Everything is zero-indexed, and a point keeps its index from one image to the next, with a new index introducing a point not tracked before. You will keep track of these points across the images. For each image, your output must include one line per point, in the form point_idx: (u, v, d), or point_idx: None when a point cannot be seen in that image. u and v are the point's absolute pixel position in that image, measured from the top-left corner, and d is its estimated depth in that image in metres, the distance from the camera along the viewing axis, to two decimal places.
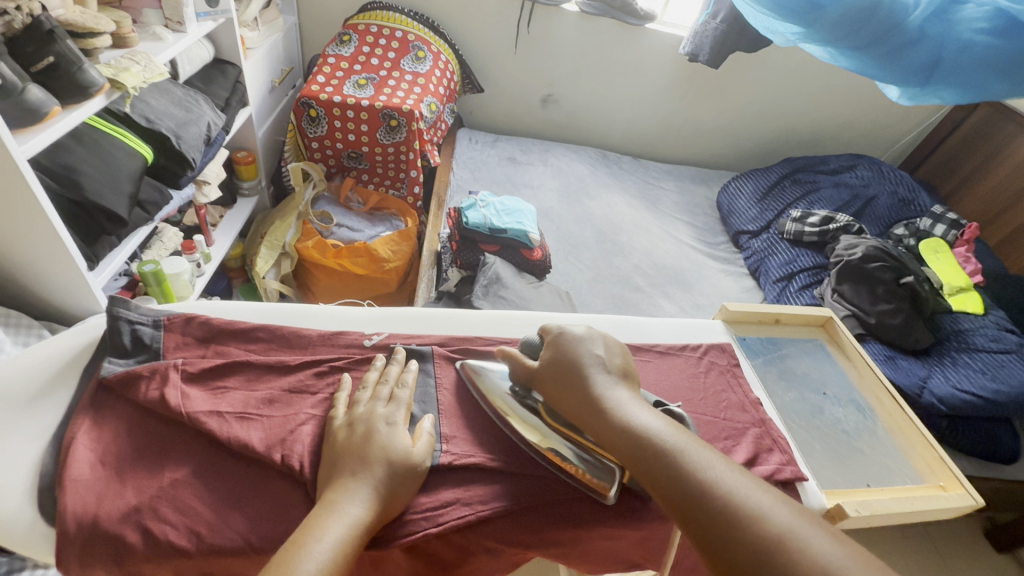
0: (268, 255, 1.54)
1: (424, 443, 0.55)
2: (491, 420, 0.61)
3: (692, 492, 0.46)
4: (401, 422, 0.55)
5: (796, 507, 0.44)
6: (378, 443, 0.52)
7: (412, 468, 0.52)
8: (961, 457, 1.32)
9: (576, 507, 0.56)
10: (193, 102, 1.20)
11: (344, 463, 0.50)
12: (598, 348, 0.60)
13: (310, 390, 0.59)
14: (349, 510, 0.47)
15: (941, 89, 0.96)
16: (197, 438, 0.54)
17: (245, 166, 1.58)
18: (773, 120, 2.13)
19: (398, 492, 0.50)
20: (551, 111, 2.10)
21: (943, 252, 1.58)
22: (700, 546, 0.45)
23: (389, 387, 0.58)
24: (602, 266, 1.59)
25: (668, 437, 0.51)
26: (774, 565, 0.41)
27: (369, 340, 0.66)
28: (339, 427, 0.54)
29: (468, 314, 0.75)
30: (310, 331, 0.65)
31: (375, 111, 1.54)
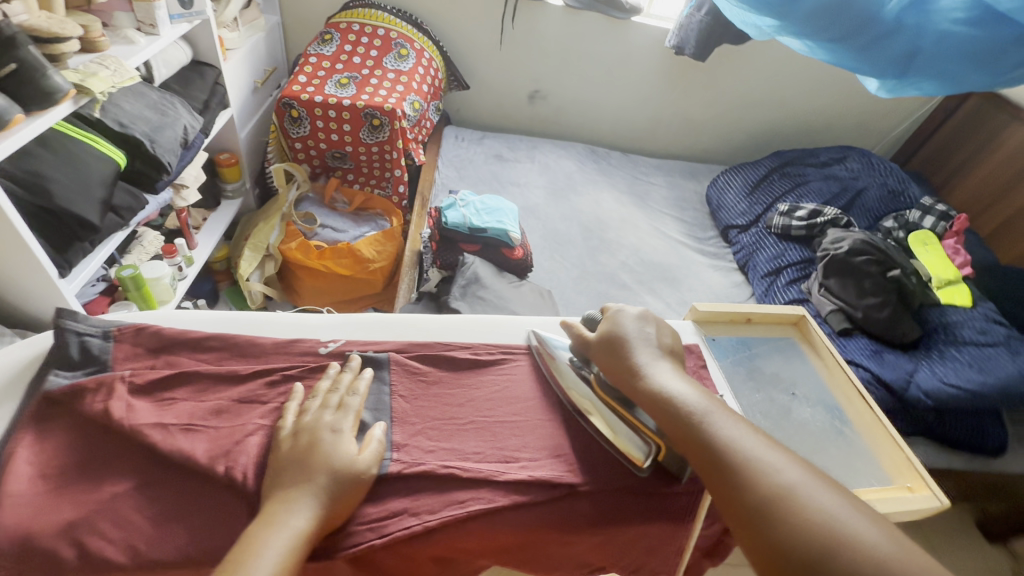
0: (251, 256, 1.55)
1: (371, 453, 0.54)
2: (549, 387, 0.67)
3: (716, 451, 0.52)
4: (348, 429, 0.55)
5: (807, 468, 0.49)
6: (322, 453, 0.52)
7: (357, 477, 0.52)
8: (949, 451, 1.31)
9: (529, 513, 0.55)
10: (169, 105, 1.19)
11: (290, 472, 0.50)
12: (649, 327, 0.66)
13: (261, 400, 0.58)
14: (293, 522, 0.47)
15: (921, 81, 0.94)
16: (142, 451, 0.54)
17: (227, 168, 1.57)
18: (763, 112, 2.10)
19: (343, 503, 0.50)
20: (538, 106, 2.08)
21: (932, 245, 1.56)
22: (719, 497, 0.50)
23: (339, 395, 0.58)
24: (588, 263, 1.58)
25: (702, 404, 0.55)
26: (782, 514, 0.46)
27: (324, 348, 0.65)
28: (284, 436, 0.53)
29: (430, 319, 0.74)
30: (265, 339, 0.65)
31: (356, 110, 1.53)
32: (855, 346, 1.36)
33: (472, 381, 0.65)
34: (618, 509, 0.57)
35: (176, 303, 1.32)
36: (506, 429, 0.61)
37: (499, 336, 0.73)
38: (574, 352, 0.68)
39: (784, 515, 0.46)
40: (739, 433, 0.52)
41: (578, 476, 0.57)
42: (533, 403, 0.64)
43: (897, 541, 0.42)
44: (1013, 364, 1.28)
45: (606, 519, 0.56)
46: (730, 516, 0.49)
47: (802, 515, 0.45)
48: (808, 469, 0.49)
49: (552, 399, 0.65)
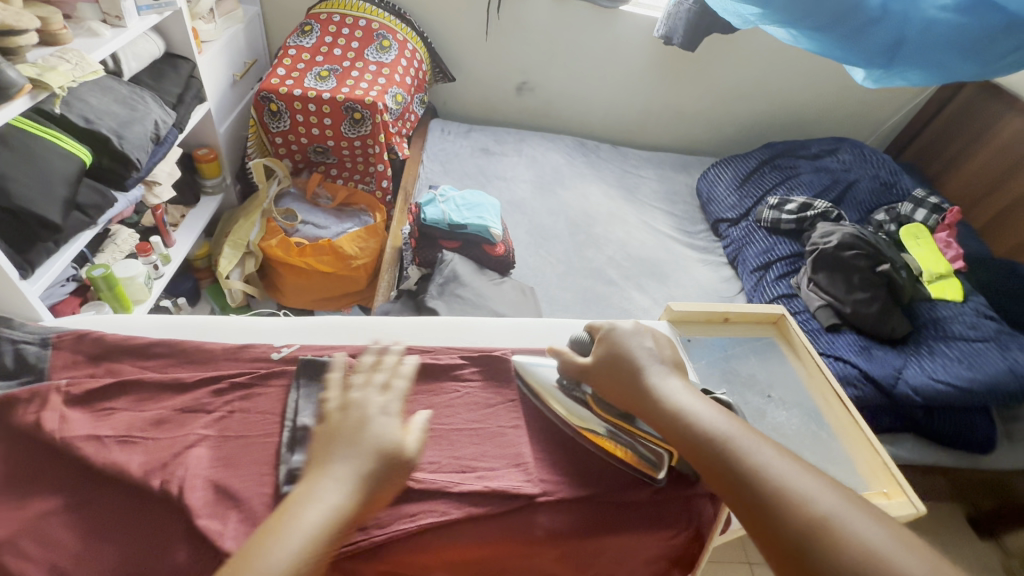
0: (231, 254, 1.52)
1: (415, 440, 0.53)
2: (540, 412, 0.63)
3: (743, 478, 0.50)
4: (396, 413, 0.54)
5: (841, 492, 0.48)
6: (368, 433, 0.51)
7: (400, 461, 0.51)
8: (936, 448, 1.29)
9: (484, 528, 0.53)
10: (139, 99, 1.16)
11: (335, 448, 0.49)
12: (647, 342, 0.63)
13: (206, 408, 0.56)
14: (331, 500, 0.46)
15: (907, 70, 0.91)
16: (74, 466, 0.52)
17: (207, 163, 1.54)
18: (755, 103, 2.07)
19: (382, 488, 0.49)
20: (526, 99, 2.05)
21: (925, 238, 1.53)
22: (751, 525, 0.49)
23: (385, 375, 0.57)
24: (574, 259, 1.56)
25: (723, 427, 0.54)
26: (821, 545, 0.44)
27: (277, 353, 0.62)
28: (331, 411, 0.53)
29: (392, 322, 0.72)
30: (214, 344, 0.63)
31: (337, 103, 1.50)
32: (843, 342, 1.34)
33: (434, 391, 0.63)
34: (577, 523, 0.54)
35: (152, 302, 1.30)
36: (464, 437, 0.59)
37: (465, 339, 0.71)
38: (563, 377, 0.63)
39: (823, 544, 0.44)
40: (767, 457, 0.51)
41: (537, 485, 0.55)
42: (494, 410, 0.62)
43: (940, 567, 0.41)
44: (1003, 360, 1.26)
45: (565, 532, 0.54)
46: (764, 545, 0.48)
47: (842, 545, 0.43)
48: (842, 493, 0.48)
49: (516, 405, 0.63)
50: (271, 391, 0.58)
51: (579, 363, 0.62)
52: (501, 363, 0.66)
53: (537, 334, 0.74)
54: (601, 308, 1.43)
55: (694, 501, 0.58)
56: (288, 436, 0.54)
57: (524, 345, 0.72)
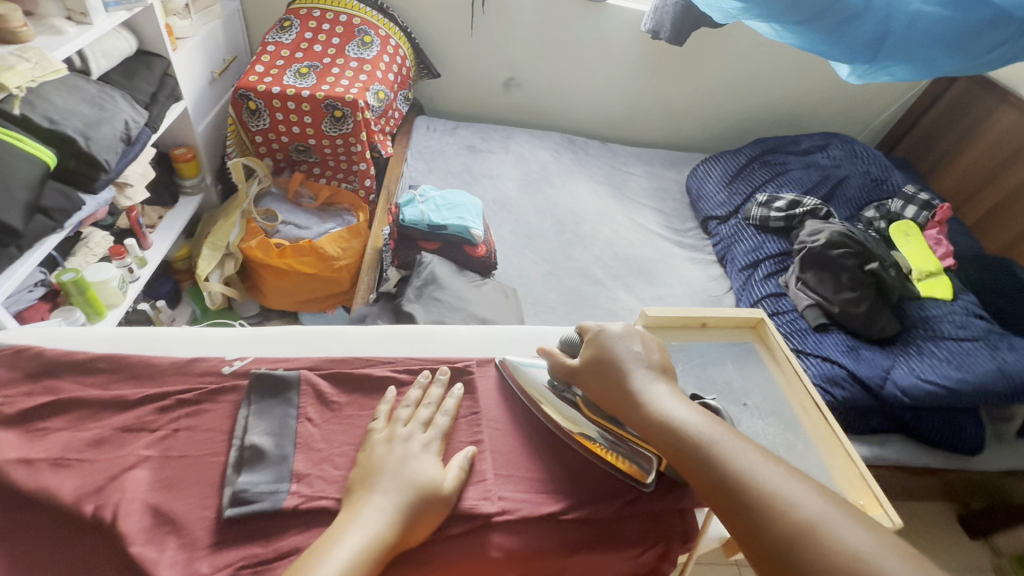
0: (210, 255, 1.50)
1: (454, 477, 0.53)
2: (530, 411, 0.63)
3: (727, 485, 0.48)
4: (436, 452, 0.55)
5: (829, 498, 0.45)
6: (409, 467, 0.51)
7: (436, 499, 0.50)
8: (926, 449, 1.27)
9: (441, 552, 0.50)
10: (108, 99, 1.13)
11: (378, 478, 0.50)
12: (636, 344, 0.61)
13: (148, 427, 0.54)
14: (372, 527, 0.46)
15: (891, 65, 0.88)
16: (4, 491, 0.50)
17: (185, 163, 1.51)
18: (745, 98, 2.04)
19: (420, 524, 0.49)
20: (514, 95, 2.01)
21: (913, 235, 1.52)
22: (736, 533, 0.47)
23: (430, 411, 0.58)
24: (560, 258, 1.53)
25: (709, 432, 0.51)
26: (807, 553, 0.42)
27: (229, 366, 0.60)
28: (376, 442, 0.53)
29: (353, 331, 0.69)
30: (161, 359, 0.61)
31: (317, 101, 1.47)
32: (831, 342, 1.32)
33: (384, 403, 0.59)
34: (533, 545, 0.52)
35: (127, 306, 1.28)
36: None
37: (430, 349, 0.68)
38: (555, 378, 0.63)
39: (809, 552, 0.42)
40: (752, 462, 0.48)
41: (495, 504, 0.53)
42: (455, 423, 0.60)
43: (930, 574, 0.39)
44: (991, 359, 1.24)
45: (522, 554, 0.51)
46: (751, 556, 0.46)
47: (828, 554, 0.41)
48: (829, 498, 0.46)
49: (479, 418, 0.60)
50: (219, 407, 0.57)
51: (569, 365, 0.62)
52: (465, 375, 0.64)
53: (508, 342, 0.72)
54: (587, 308, 1.41)
55: (660, 518, 0.56)
56: (236, 456, 0.52)
57: (492, 355, 0.70)
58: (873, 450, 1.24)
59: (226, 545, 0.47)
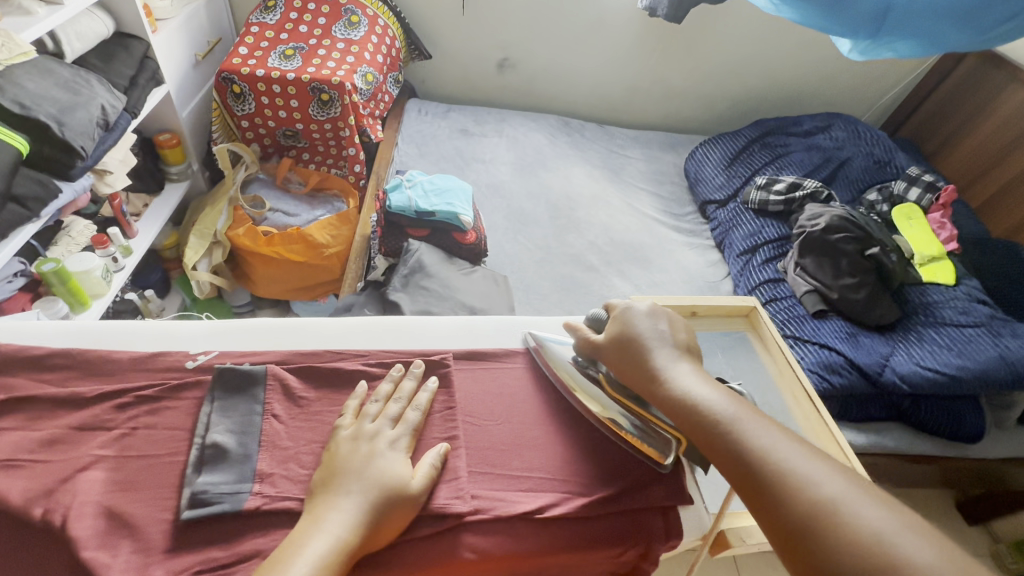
0: (198, 244, 1.47)
1: (423, 476, 0.51)
2: (543, 388, 0.64)
3: (748, 464, 0.49)
4: (404, 449, 0.53)
5: (849, 478, 0.46)
6: (375, 467, 0.50)
7: (403, 498, 0.49)
8: (925, 437, 1.25)
9: (410, 555, 0.49)
10: (83, 83, 1.10)
11: (343, 479, 0.49)
12: (661, 324, 0.61)
13: (105, 426, 0.53)
14: (336, 532, 0.45)
15: (896, 40, 0.83)
16: None
17: (169, 149, 1.47)
18: (747, 77, 1.98)
19: (386, 525, 0.48)
20: (508, 76, 1.96)
21: (917, 219, 1.48)
22: (756, 511, 0.48)
23: (400, 406, 0.57)
24: (553, 244, 1.50)
25: (731, 412, 0.52)
26: (825, 532, 0.43)
27: (193, 361, 0.59)
28: (342, 440, 0.52)
29: (326, 323, 0.67)
30: (122, 354, 0.59)
31: (303, 84, 1.42)
32: (829, 329, 1.29)
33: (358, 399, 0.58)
34: (508, 547, 0.50)
35: (112, 296, 1.26)
36: None
37: (406, 341, 0.66)
38: (581, 354, 0.64)
39: (828, 532, 0.43)
40: (773, 442, 0.49)
41: (468, 503, 0.52)
42: (429, 419, 0.58)
43: (948, 555, 0.40)
44: (993, 346, 1.21)
45: (495, 554, 0.50)
46: (769, 533, 0.47)
47: (844, 532, 0.42)
48: (850, 480, 0.46)
49: (453, 412, 0.58)
50: (181, 405, 0.55)
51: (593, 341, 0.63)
52: (441, 369, 0.62)
53: (488, 334, 0.70)
54: (580, 295, 1.38)
55: (644, 515, 0.55)
56: (196, 455, 0.51)
57: (471, 346, 0.67)
58: (870, 438, 1.21)
59: (184, 548, 0.47)
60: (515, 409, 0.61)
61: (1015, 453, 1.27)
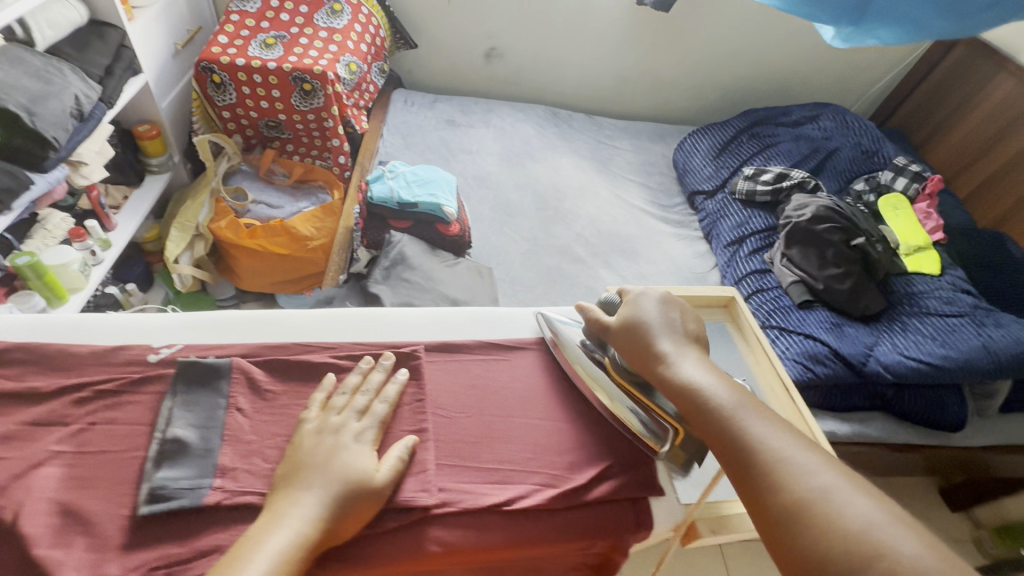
0: (178, 237, 1.45)
1: (389, 469, 0.51)
2: (514, 379, 0.63)
3: (742, 452, 0.49)
4: (370, 442, 0.53)
5: (842, 472, 0.46)
6: (339, 460, 0.50)
7: (366, 492, 0.49)
8: (908, 426, 1.25)
9: (374, 550, 0.49)
10: (55, 72, 1.07)
11: (305, 473, 0.49)
12: (672, 312, 0.62)
13: (63, 421, 0.52)
14: (297, 526, 0.45)
15: (878, 27, 0.82)
16: None
17: (149, 141, 1.45)
18: (737, 67, 1.97)
19: (349, 519, 0.47)
20: (495, 66, 1.93)
21: (902, 209, 1.49)
22: (746, 498, 0.48)
23: (367, 398, 0.56)
24: (540, 236, 1.49)
25: (730, 400, 0.52)
26: (812, 522, 0.43)
27: (155, 354, 0.58)
28: (306, 434, 0.52)
29: (296, 314, 0.67)
30: (82, 347, 0.58)
31: (284, 74, 1.40)
32: (814, 319, 1.29)
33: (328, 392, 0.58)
34: (474, 540, 0.51)
35: (91, 290, 1.25)
36: None
37: (377, 332, 0.66)
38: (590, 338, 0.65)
39: (815, 523, 0.43)
40: (770, 434, 0.49)
41: (434, 495, 0.52)
42: (398, 412, 0.57)
43: (936, 550, 0.39)
44: (977, 336, 1.21)
45: (460, 547, 0.50)
46: (757, 521, 0.47)
47: (830, 522, 0.42)
48: (843, 473, 0.46)
49: (423, 405, 0.58)
50: (142, 399, 0.55)
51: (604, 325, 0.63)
52: (412, 361, 0.62)
53: (460, 325, 0.68)
54: (565, 287, 1.37)
55: (614, 505, 0.56)
56: (156, 449, 0.51)
57: (444, 339, 0.67)
58: (853, 427, 1.21)
59: (142, 545, 0.46)
60: (489, 402, 0.60)
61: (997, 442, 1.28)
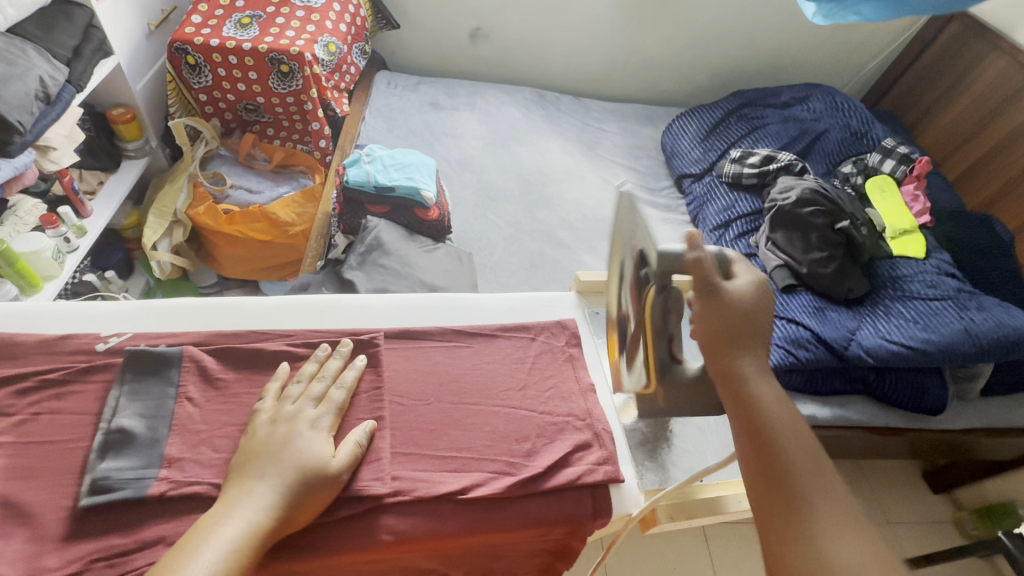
0: (156, 223, 1.42)
1: (345, 455, 0.53)
2: (471, 368, 0.64)
3: (779, 484, 0.49)
4: (326, 428, 0.54)
5: (876, 553, 0.44)
6: (292, 448, 0.51)
7: (323, 478, 0.50)
8: (889, 410, 1.25)
9: (325, 539, 0.50)
10: (18, 53, 1.04)
11: (259, 462, 0.50)
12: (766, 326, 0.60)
13: (5, 412, 0.54)
14: (248, 516, 0.47)
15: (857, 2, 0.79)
16: None
17: (123, 124, 1.42)
18: (729, 47, 1.93)
19: (304, 506, 0.49)
20: (481, 47, 1.89)
21: (889, 190, 1.48)
22: (762, 525, 0.49)
23: (323, 385, 0.57)
24: (524, 220, 1.47)
25: (788, 433, 0.52)
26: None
27: (103, 344, 0.60)
28: (261, 424, 0.53)
29: (254, 301, 0.67)
30: (28, 337, 0.59)
31: (260, 55, 1.36)
32: (797, 303, 1.28)
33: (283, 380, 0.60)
34: (422, 527, 0.52)
35: (66, 278, 1.23)
36: None
37: (334, 319, 0.67)
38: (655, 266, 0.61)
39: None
40: (816, 479, 0.49)
41: (387, 484, 0.53)
42: (354, 400, 0.59)
43: None
44: (958, 320, 1.21)
45: (413, 535, 0.52)
46: (765, 547, 0.48)
47: None
48: (875, 553, 0.44)
49: (381, 393, 0.60)
50: (88, 388, 0.56)
51: (703, 278, 0.60)
52: (370, 348, 0.63)
53: (427, 312, 0.70)
54: (548, 273, 1.36)
55: (573, 493, 0.57)
56: (101, 439, 0.52)
57: (407, 325, 0.68)
58: (835, 411, 1.21)
59: (83, 536, 0.48)
60: (447, 390, 0.62)
61: (978, 424, 1.27)
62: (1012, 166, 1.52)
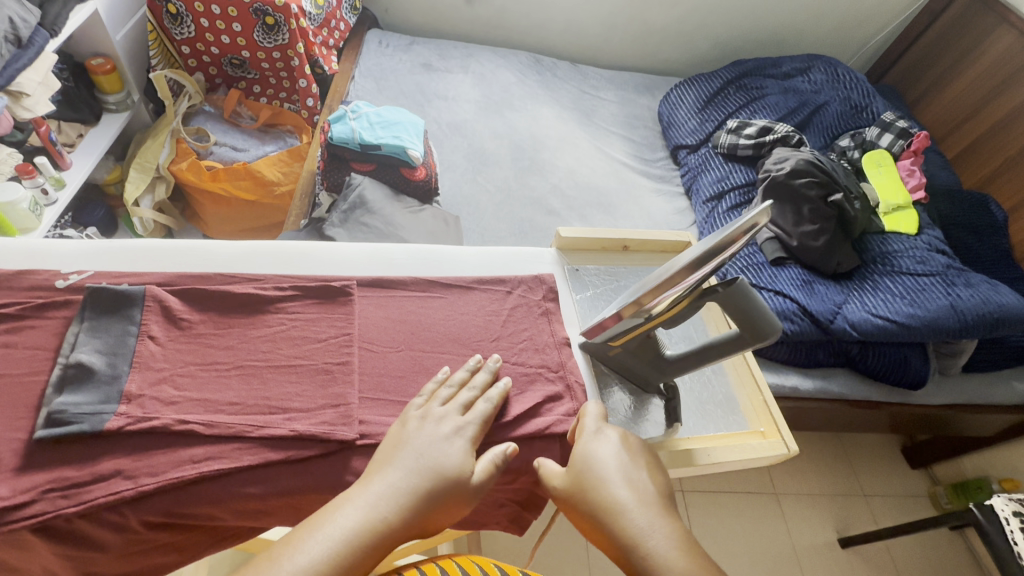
0: (138, 178, 1.37)
1: (483, 472, 0.51)
2: (442, 320, 0.65)
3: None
4: (469, 438, 0.53)
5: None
6: (434, 452, 0.50)
7: (456, 486, 0.49)
8: (867, 382, 1.26)
9: (286, 479, 0.52)
10: None
11: (402, 452, 0.50)
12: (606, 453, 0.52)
13: None
14: (377, 506, 0.46)
15: None
16: None
17: (104, 75, 1.36)
18: (733, 15, 1.87)
19: (441, 510, 0.48)
20: (477, 7, 1.81)
21: (885, 165, 1.46)
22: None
23: (471, 394, 0.57)
24: (515, 186, 1.44)
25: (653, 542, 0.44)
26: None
27: (64, 281, 0.59)
28: (410, 417, 0.54)
29: (221, 246, 0.67)
30: None
31: (243, 5, 1.31)
32: (787, 276, 1.26)
33: (248, 322, 0.60)
34: None
35: (44, 231, 1.21)
36: (280, 374, 0.57)
37: (303, 266, 0.67)
38: (720, 292, 0.55)
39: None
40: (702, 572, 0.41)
41: (355, 428, 0.55)
42: (322, 345, 0.60)
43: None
44: (946, 296, 1.21)
45: None
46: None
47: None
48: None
49: (350, 339, 0.61)
50: (46, 324, 0.56)
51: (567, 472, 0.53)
52: (342, 296, 0.64)
53: (403, 265, 0.70)
54: (537, 237, 1.35)
55: (542, 444, 0.58)
56: (58, 375, 0.53)
57: (380, 275, 0.68)
58: (816, 383, 1.22)
59: (35, 468, 0.48)
60: (418, 337, 0.63)
61: (955, 400, 1.29)
62: (1009, 145, 1.51)
